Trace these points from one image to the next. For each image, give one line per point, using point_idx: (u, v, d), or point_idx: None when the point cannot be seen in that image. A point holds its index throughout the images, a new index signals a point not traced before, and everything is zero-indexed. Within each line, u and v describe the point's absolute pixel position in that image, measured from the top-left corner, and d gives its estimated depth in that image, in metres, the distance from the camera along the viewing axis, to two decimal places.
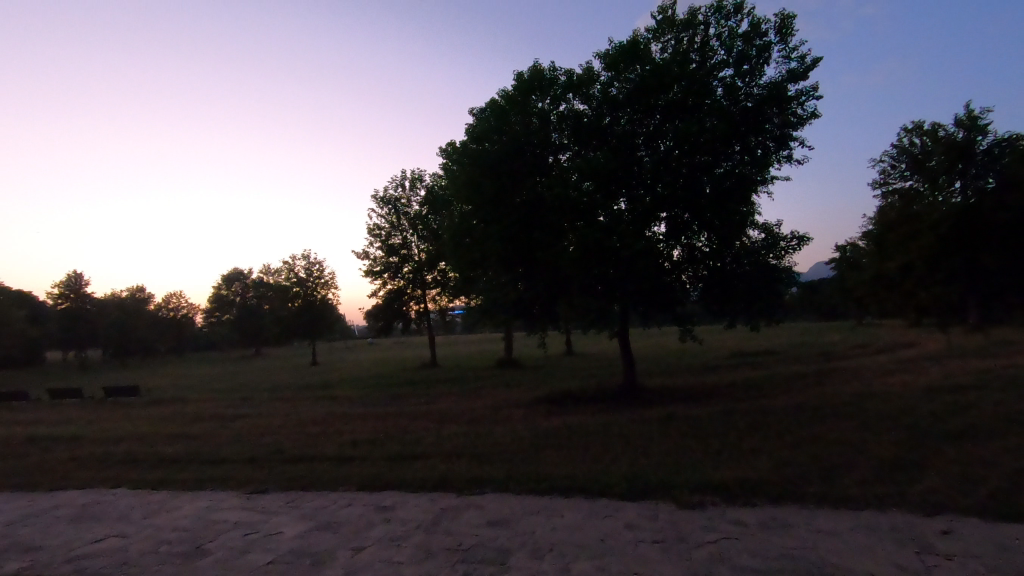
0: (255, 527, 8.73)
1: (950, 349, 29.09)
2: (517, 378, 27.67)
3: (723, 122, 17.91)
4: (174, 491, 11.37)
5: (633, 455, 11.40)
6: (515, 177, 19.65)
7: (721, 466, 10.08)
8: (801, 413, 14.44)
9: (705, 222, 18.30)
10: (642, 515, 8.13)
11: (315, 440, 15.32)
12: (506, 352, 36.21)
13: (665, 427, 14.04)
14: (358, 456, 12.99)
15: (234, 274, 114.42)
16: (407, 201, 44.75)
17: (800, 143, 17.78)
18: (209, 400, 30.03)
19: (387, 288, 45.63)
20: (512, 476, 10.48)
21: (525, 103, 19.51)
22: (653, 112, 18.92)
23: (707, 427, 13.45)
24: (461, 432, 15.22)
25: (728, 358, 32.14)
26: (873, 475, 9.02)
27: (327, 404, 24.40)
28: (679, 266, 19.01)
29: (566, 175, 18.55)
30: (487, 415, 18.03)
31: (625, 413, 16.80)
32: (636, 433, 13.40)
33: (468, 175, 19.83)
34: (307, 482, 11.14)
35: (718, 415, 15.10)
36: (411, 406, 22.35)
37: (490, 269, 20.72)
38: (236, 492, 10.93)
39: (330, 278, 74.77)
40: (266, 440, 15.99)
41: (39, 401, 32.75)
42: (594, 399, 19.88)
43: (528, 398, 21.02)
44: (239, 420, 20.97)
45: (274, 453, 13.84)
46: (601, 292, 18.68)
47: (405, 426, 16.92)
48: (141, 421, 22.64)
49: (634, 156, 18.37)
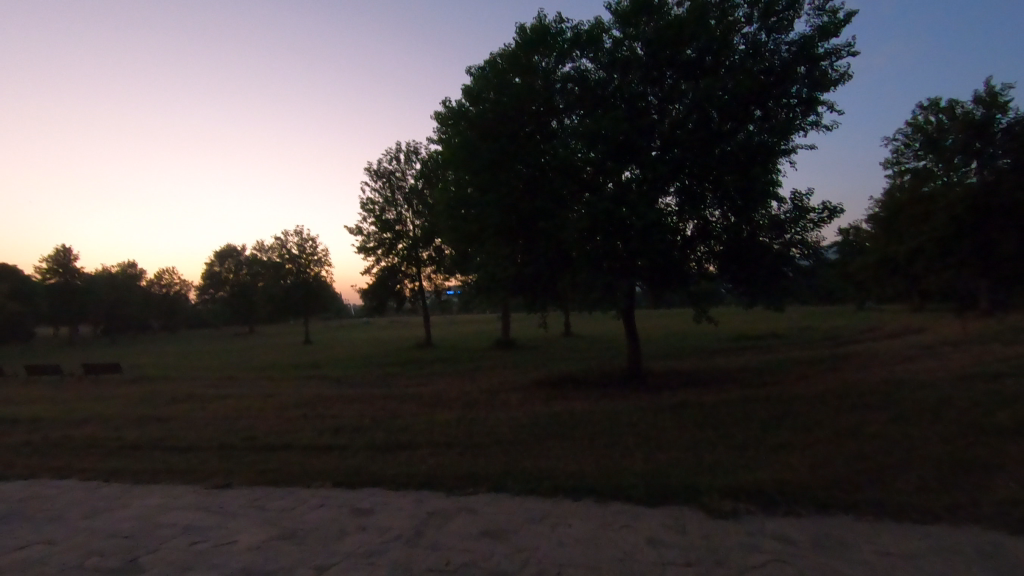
0: (207, 533, 7.39)
1: (965, 334, 27.96)
2: (514, 359, 26.43)
3: (746, 83, 16.35)
4: (126, 484, 10.02)
5: (645, 448, 10.14)
6: (515, 143, 18.04)
7: (749, 464, 8.82)
8: (826, 402, 13.20)
9: (721, 193, 16.83)
10: (667, 527, 6.84)
11: (294, 426, 13.99)
12: (503, 332, 35.00)
13: (678, 415, 12.79)
14: (337, 445, 11.69)
15: (227, 251, 112.58)
16: (401, 174, 42.98)
17: (830, 106, 16.26)
18: (191, 379, 28.71)
19: (380, 265, 44.11)
20: (511, 472, 9.18)
21: (527, 61, 17.87)
22: (667, 72, 17.32)
23: (726, 417, 12.20)
24: (453, 418, 13.94)
25: (734, 341, 30.95)
26: (930, 480, 7.78)
27: (313, 385, 23.05)
28: (692, 242, 17.57)
29: (571, 139, 17.03)
30: (483, 399, 16.76)
31: (632, 398, 15.55)
32: (647, 422, 12.12)
33: (464, 139, 18.18)
34: (279, 475, 9.83)
35: (735, 402, 13.86)
36: (402, 389, 21.06)
37: (486, 242, 19.23)
38: (196, 486, 9.60)
39: (323, 255, 73.15)
40: (241, 424, 14.69)
41: (15, 378, 31.43)
42: (597, 383, 18.64)
43: (526, 381, 19.77)
44: (218, 401, 19.64)
45: (246, 441, 12.50)
46: (607, 268, 17.23)
47: (394, 411, 15.64)
48: (115, 400, 21.27)
49: (646, 119, 16.80)
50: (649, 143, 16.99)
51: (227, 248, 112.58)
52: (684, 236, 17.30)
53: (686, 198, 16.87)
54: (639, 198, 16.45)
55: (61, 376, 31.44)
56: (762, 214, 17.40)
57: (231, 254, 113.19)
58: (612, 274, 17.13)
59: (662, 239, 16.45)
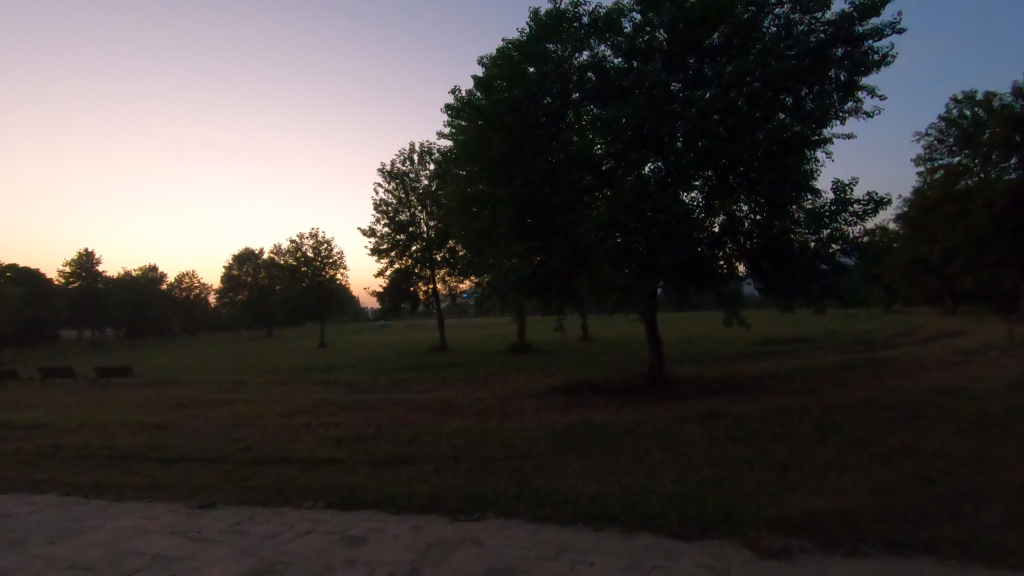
0: (178, 565, 6.52)
1: (1010, 338, 26.28)
2: (529, 364, 25.43)
3: (778, 67, 15.16)
4: (105, 500, 9.22)
5: (674, 467, 9.05)
6: (529, 135, 17.04)
7: (797, 489, 7.69)
8: (872, 414, 11.97)
9: (752, 186, 15.65)
10: (705, 568, 5.81)
11: (294, 435, 13.14)
12: (518, 336, 34.02)
13: (708, 426, 11.67)
14: (335, 458, 10.78)
15: (245, 255, 113.42)
16: (415, 176, 42.32)
17: (871, 91, 14.98)
18: (201, 383, 28.20)
19: (394, 267, 43.45)
20: (524, 493, 8.19)
21: (542, 48, 16.92)
22: (692, 58, 16.19)
23: (761, 430, 11.07)
24: (463, 427, 13.00)
25: (760, 345, 29.55)
26: (1015, 511, 6.65)
27: (321, 391, 22.29)
28: (720, 239, 16.34)
29: (589, 130, 15.98)
30: (495, 406, 15.79)
31: (656, 407, 14.42)
32: (675, 436, 11.02)
33: (475, 132, 17.21)
34: (268, 493, 8.95)
35: (769, 412, 12.69)
36: (412, 394, 20.17)
37: (498, 241, 18.22)
38: (177, 505, 8.76)
39: (339, 258, 72.94)
40: (240, 432, 13.90)
41: (28, 381, 31.31)
42: (617, 390, 17.53)
43: (542, 387, 18.76)
44: (222, 407, 18.95)
45: (241, 452, 11.67)
46: (629, 268, 16.11)
47: (401, 419, 14.74)
48: (121, 405, 20.75)
49: (669, 108, 15.68)
50: (673, 133, 15.88)
51: (245, 252, 113.41)
52: (711, 233, 16.11)
53: (713, 192, 15.68)
54: (663, 192, 15.32)
55: (73, 379, 31.19)
56: (796, 210, 16.12)
57: (248, 258, 113.96)
58: (634, 273, 15.95)
59: (688, 235, 15.31)
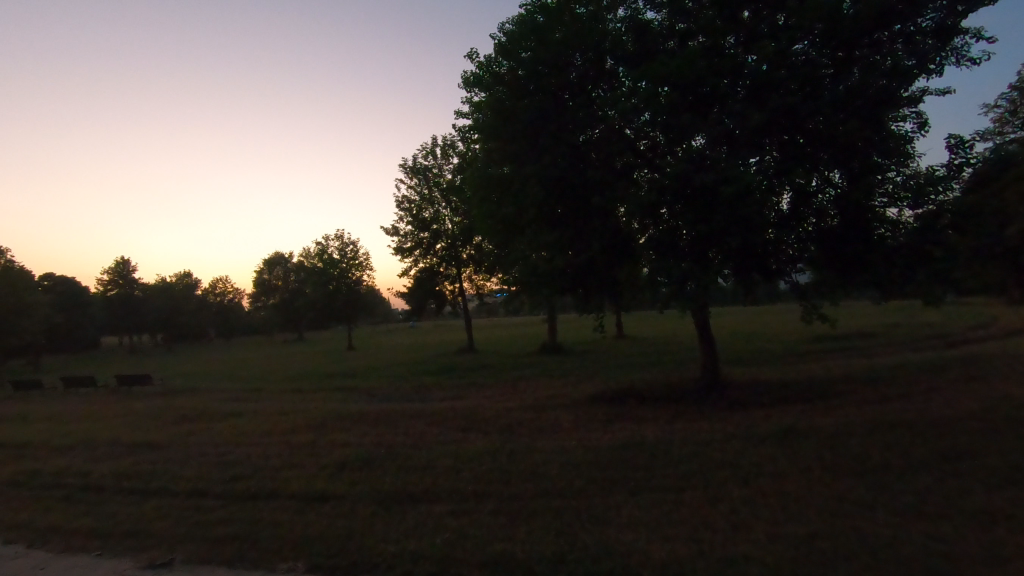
0: None
1: None
2: (562, 367, 23.26)
3: (857, 13, 12.70)
4: (50, 553, 7.55)
5: (767, 519, 6.78)
6: (558, 106, 14.85)
7: (961, 573, 5.37)
8: (1002, 433, 9.54)
9: (828, 154, 13.10)
10: None
11: (292, 460, 11.32)
12: (549, 335, 31.73)
13: (795, 451, 9.31)
14: (331, 493, 8.88)
15: (275, 259, 114.24)
16: (438, 171, 40.61)
17: (978, 34, 12.42)
18: (218, 392, 26.90)
19: (418, 266, 41.76)
20: (566, 554, 6.17)
21: (570, 5, 14.80)
22: (748, 8, 13.82)
23: (864, 455, 8.80)
24: (489, 448, 11.02)
25: (818, 342, 26.73)
26: None
27: (338, 401, 20.61)
28: (791, 220, 13.58)
29: (629, 95, 13.73)
30: (527, 421, 13.70)
31: (718, 422, 12.15)
32: (755, 465, 8.71)
33: (495, 103, 15.09)
34: (241, 546, 7.12)
35: (863, 429, 10.36)
36: (435, 404, 18.26)
37: (525, 229, 16.04)
38: (129, 562, 7.01)
39: (365, 260, 72.03)
40: (235, 455, 12.17)
41: (49, 391, 30.70)
42: (666, 398, 15.22)
43: (578, 395, 16.63)
44: (229, 421, 17.38)
45: (226, 483, 9.90)
46: (681, 257, 13.70)
47: (418, 437, 12.82)
48: (128, 418, 19.46)
49: (724, 66, 13.32)
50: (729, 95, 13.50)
51: (275, 256, 114.21)
52: (778, 213, 13.42)
53: (781, 162, 13.13)
54: (720, 162, 12.90)
55: (95, 388, 30.47)
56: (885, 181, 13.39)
57: (277, 262, 114.61)
58: (687, 263, 13.55)
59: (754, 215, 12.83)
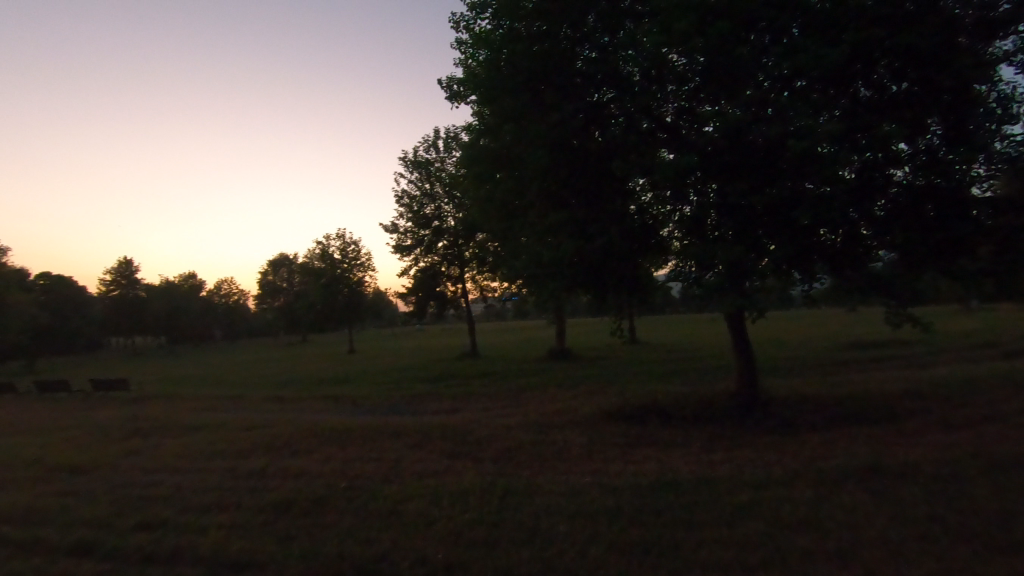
0: None
1: None
2: (571, 376, 20.68)
3: None
4: None
5: None
6: (571, 56, 12.29)
7: None
8: None
9: (912, 114, 10.34)
10: None
11: (230, 497, 8.95)
12: (557, 340, 29.29)
13: (895, 505, 6.85)
14: (255, 557, 6.50)
15: (280, 261, 112.69)
16: (440, 165, 38.14)
17: None
18: (193, 399, 24.59)
19: (418, 266, 39.40)
20: None
21: None
22: None
23: (1003, 523, 6.22)
24: (476, 487, 8.49)
25: (858, 350, 23.98)
26: None
27: (316, 413, 18.14)
28: (862, 196, 10.67)
29: (660, 33, 11.03)
30: (530, 444, 11.30)
31: (770, 454, 9.54)
32: (850, 529, 6.23)
33: (493, 52, 12.55)
34: None
35: (974, 474, 7.75)
36: (424, 418, 15.79)
37: (528, 212, 13.64)
38: None
39: (367, 260, 69.62)
40: (161, 487, 9.77)
41: (21, 395, 28.63)
42: (698, 417, 12.69)
43: (590, 411, 14.08)
44: (185, 435, 15.01)
45: (131, 534, 7.53)
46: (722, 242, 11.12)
47: (392, 466, 10.31)
48: (76, 429, 17.13)
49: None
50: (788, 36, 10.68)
51: (279, 257, 112.59)
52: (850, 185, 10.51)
53: (853, 121, 10.31)
54: (776, 115, 10.17)
55: (70, 393, 28.26)
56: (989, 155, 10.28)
57: (281, 263, 112.97)
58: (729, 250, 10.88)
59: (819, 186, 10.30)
